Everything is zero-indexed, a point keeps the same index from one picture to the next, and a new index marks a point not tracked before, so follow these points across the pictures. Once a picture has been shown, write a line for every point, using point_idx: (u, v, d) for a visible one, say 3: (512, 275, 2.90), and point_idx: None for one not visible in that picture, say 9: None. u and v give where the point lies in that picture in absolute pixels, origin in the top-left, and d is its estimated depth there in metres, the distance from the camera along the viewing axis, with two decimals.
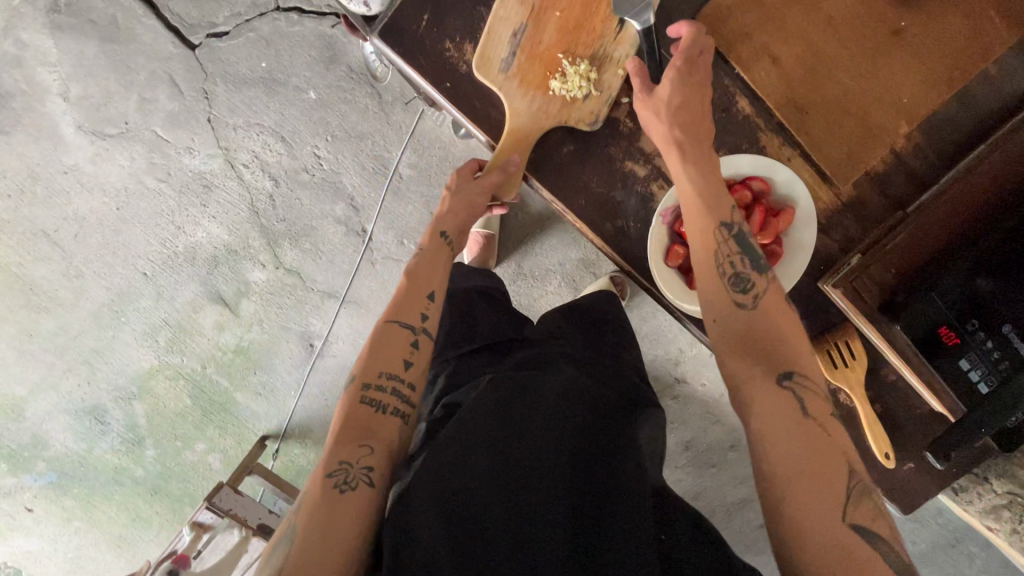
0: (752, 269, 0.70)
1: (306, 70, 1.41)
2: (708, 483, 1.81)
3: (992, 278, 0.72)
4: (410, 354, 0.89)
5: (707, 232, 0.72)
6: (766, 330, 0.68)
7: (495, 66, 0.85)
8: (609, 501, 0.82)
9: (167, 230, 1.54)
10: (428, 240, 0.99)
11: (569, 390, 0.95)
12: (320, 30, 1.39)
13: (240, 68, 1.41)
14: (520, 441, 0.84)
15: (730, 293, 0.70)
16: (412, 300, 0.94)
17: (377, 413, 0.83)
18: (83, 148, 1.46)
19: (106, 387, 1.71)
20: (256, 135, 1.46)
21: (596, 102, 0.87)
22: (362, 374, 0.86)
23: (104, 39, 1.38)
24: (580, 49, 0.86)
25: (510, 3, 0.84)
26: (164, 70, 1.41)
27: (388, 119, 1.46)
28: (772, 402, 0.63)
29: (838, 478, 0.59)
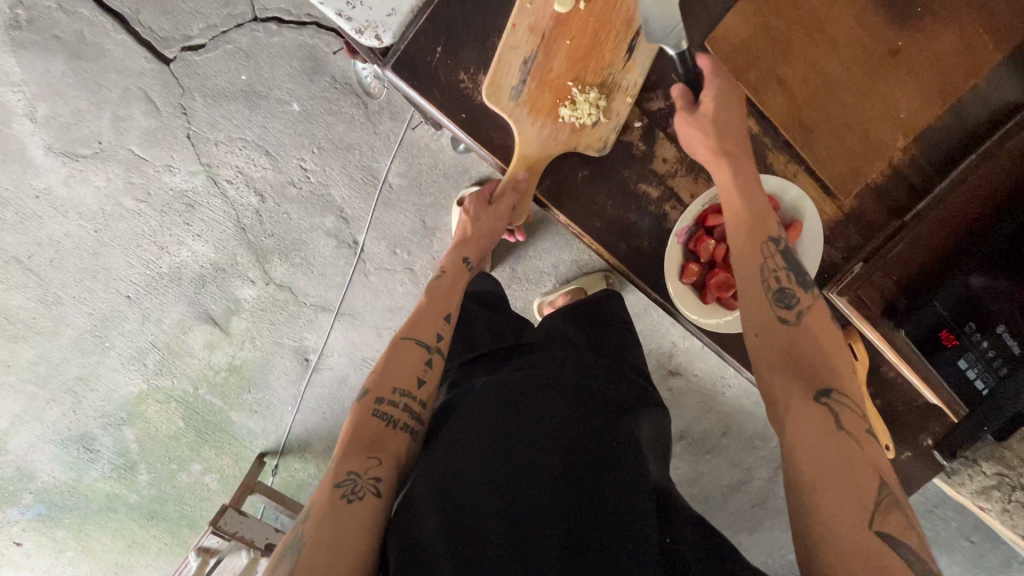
0: (797, 286, 0.73)
1: (288, 80, 1.37)
2: (706, 470, 1.87)
3: (987, 278, 0.77)
4: (423, 372, 0.96)
5: (756, 248, 0.75)
6: (809, 346, 0.69)
7: (506, 94, 0.86)
8: (614, 501, 0.78)
9: (149, 250, 1.49)
10: (452, 264, 1.15)
11: (575, 388, 0.92)
12: (301, 40, 1.35)
13: (219, 81, 1.36)
14: (523, 439, 0.83)
15: (776, 306, 0.72)
16: (428, 322, 1.03)
17: (388, 425, 0.88)
18: (55, 170, 1.40)
19: (94, 413, 1.66)
20: (239, 150, 1.42)
21: (605, 128, 0.89)
22: (376, 388, 0.92)
23: (70, 55, 1.32)
24: (590, 77, 0.88)
25: (520, 31, 0.85)
26: (139, 86, 1.36)
27: (376, 129, 1.42)
28: (806, 414, 0.64)
29: (869, 485, 0.58)
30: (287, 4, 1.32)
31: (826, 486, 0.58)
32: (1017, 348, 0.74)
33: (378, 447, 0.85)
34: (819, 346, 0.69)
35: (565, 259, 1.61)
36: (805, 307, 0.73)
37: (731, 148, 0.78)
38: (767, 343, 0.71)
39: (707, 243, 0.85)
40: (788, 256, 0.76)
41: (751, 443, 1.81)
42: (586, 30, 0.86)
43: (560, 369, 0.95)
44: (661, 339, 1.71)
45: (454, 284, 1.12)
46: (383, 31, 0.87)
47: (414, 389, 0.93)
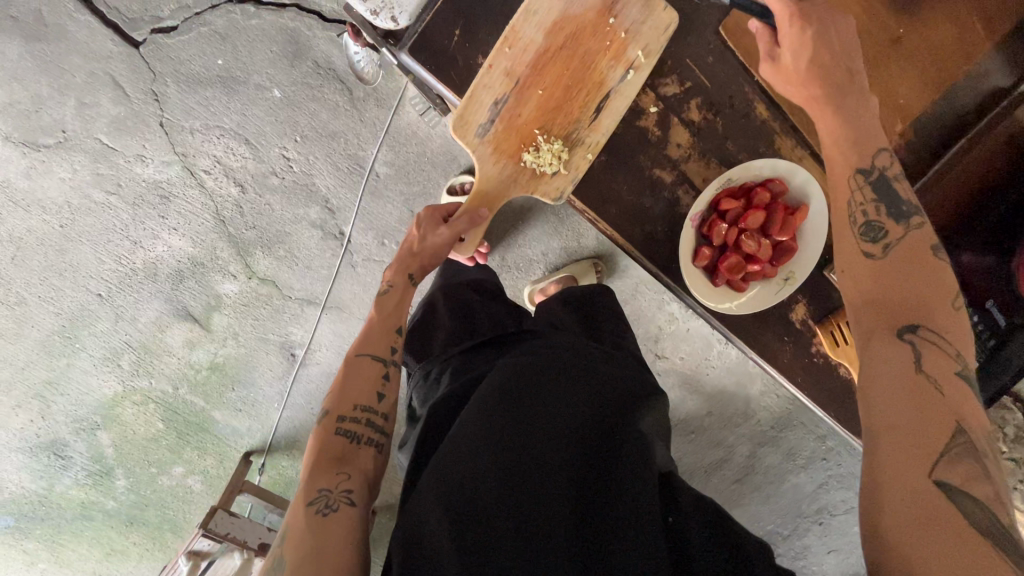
0: (887, 223, 0.67)
1: (266, 64, 1.32)
2: (689, 448, 1.92)
3: (975, 254, 0.88)
4: (382, 386, 0.89)
5: (845, 184, 0.70)
6: (905, 291, 0.61)
7: (472, 129, 0.87)
8: (626, 486, 0.73)
9: (121, 246, 1.42)
10: (394, 277, 0.99)
11: (583, 372, 0.87)
12: (280, 23, 1.29)
13: (195, 65, 1.30)
14: (532, 425, 0.78)
15: (861, 246, 0.67)
16: (381, 335, 0.94)
17: (353, 445, 0.83)
18: (14, 161, 1.32)
19: (65, 418, 1.57)
20: (216, 139, 1.36)
21: (563, 179, 0.91)
22: (336, 408, 0.86)
23: (30, 38, 1.24)
24: (556, 128, 0.89)
25: (496, 73, 0.85)
26: (105, 70, 1.28)
27: (362, 116, 1.38)
28: (885, 352, 0.58)
29: (939, 431, 0.52)
30: None
31: (889, 428, 0.53)
32: (1004, 322, 0.85)
33: (344, 462, 0.80)
34: (916, 288, 0.62)
35: (554, 246, 1.61)
36: (893, 240, 0.66)
37: (830, 80, 0.72)
38: (854, 289, 0.65)
39: (718, 226, 0.88)
40: (878, 186, 0.70)
41: (736, 423, 1.86)
42: (560, 84, 0.87)
43: (564, 354, 0.90)
44: (648, 324, 1.73)
45: (399, 307, 0.98)
46: (399, 11, 0.87)
47: (373, 403, 0.87)
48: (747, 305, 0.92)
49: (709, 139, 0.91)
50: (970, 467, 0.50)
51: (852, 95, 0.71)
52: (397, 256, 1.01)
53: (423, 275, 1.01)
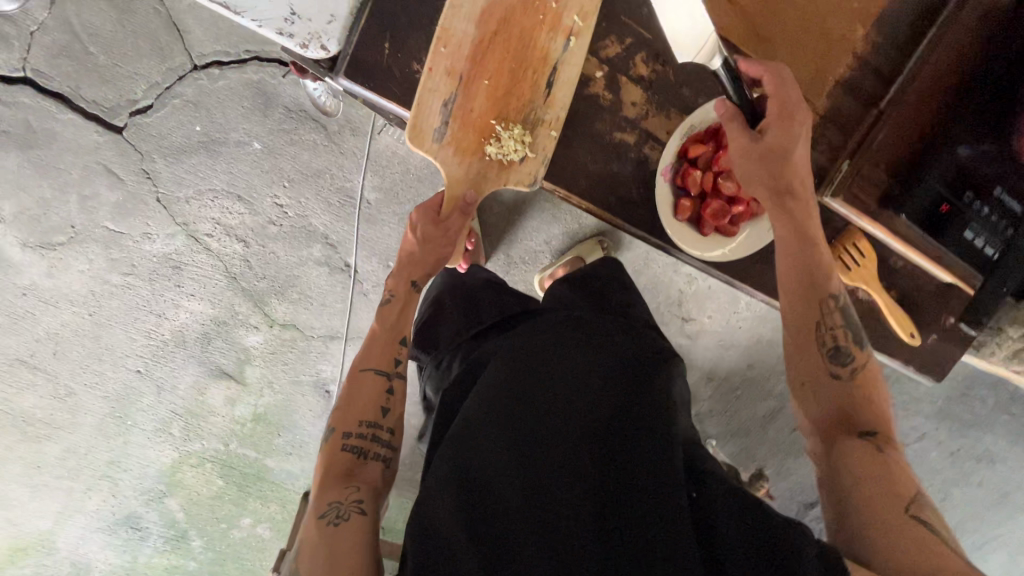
0: (852, 345, 0.81)
1: (242, 121, 1.37)
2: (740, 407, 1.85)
3: (974, 144, 0.83)
4: (386, 400, 0.91)
5: (812, 311, 0.83)
6: (860, 399, 0.78)
7: (428, 136, 0.87)
8: (644, 460, 0.70)
9: (148, 321, 1.49)
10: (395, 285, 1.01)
11: (591, 347, 0.86)
12: (245, 78, 1.34)
13: (175, 137, 1.36)
14: (542, 408, 0.78)
15: (828, 367, 0.81)
16: (383, 348, 0.96)
17: (359, 459, 0.85)
18: (35, 265, 1.40)
19: (134, 492, 1.66)
20: (211, 202, 1.42)
21: (533, 162, 0.90)
22: (340, 423, 0.87)
23: (24, 147, 1.32)
24: (512, 113, 0.89)
25: (438, 74, 0.85)
26: (96, 161, 1.35)
27: (341, 149, 1.41)
28: (852, 448, 0.72)
29: (905, 487, 0.67)
30: (224, 46, 1.32)
31: (863, 491, 0.67)
32: (1018, 208, 0.81)
33: (353, 477, 0.82)
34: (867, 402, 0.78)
35: (556, 232, 1.60)
36: (859, 364, 0.81)
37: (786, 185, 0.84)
38: (813, 405, 0.80)
39: (692, 172, 0.90)
40: (842, 313, 0.84)
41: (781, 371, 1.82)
42: (504, 68, 0.87)
43: (575, 334, 0.89)
44: (667, 290, 1.71)
45: (404, 313, 1.01)
46: (325, 41, 0.86)
47: (377, 418, 0.89)
48: (738, 249, 0.94)
49: (664, 91, 0.91)
50: (934, 514, 0.64)
51: (805, 211, 0.85)
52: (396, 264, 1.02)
53: (424, 280, 1.04)
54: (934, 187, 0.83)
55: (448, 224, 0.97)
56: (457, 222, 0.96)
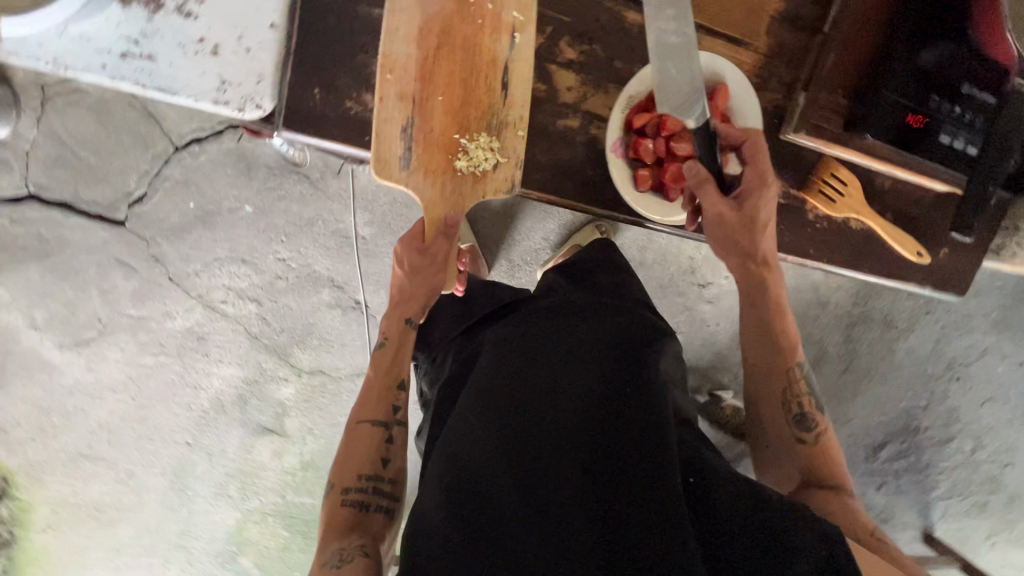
0: (816, 411, 0.89)
1: (230, 188, 1.43)
2: None
3: (932, 48, 0.84)
4: (386, 450, 0.89)
5: (779, 380, 0.90)
6: (826, 460, 0.86)
7: (394, 164, 0.89)
8: (638, 438, 0.69)
9: (186, 394, 1.56)
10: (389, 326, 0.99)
11: (579, 333, 0.84)
12: (225, 147, 1.40)
13: (173, 218, 1.43)
14: (530, 402, 0.75)
15: (795, 434, 0.88)
16: (380, 395, 0.94)
17: (360, 511, 0.84)
18: (75, 363, 1.49)
19: (208, 557, 1.72)
20: (219, 270, 1.48)
21: (505, 168, 0.93)
22: (340, 478, 0.86)
23: (42, 257, 1.41)
24: (473, 124, 0.92)
25: (390, 101, 0.88)
26: (108, 256, 1.43)
27: (327, 194, 1.46)
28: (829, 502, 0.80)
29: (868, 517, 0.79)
30: (199, 123, 1.38)
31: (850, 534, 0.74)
32: (990, 99, 0.84)
33: (357, 528, 0.82)
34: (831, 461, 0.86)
35: (551, 227, 1.61)
36: (822, 429, 0.88)
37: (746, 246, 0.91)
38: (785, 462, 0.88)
39: (642, 142, 0.90)
40: (806, 382, 0.92)
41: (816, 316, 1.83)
42: (454, 81, 0.91)
43: (561, 321, 0.87)
44: (677, 260, 1.68)
45: (399, 355, 0.98)
46: (258, 102, 0.88)
47: (378, 468, 0.88)
48: None
49: (596, 72, 0.97)
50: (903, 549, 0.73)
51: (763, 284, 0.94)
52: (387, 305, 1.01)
53: (419, 318, 1.01)
54: (895, 99, 0.85)
55: (433, 251, 0.96)
56: (442, 246, 0.96)
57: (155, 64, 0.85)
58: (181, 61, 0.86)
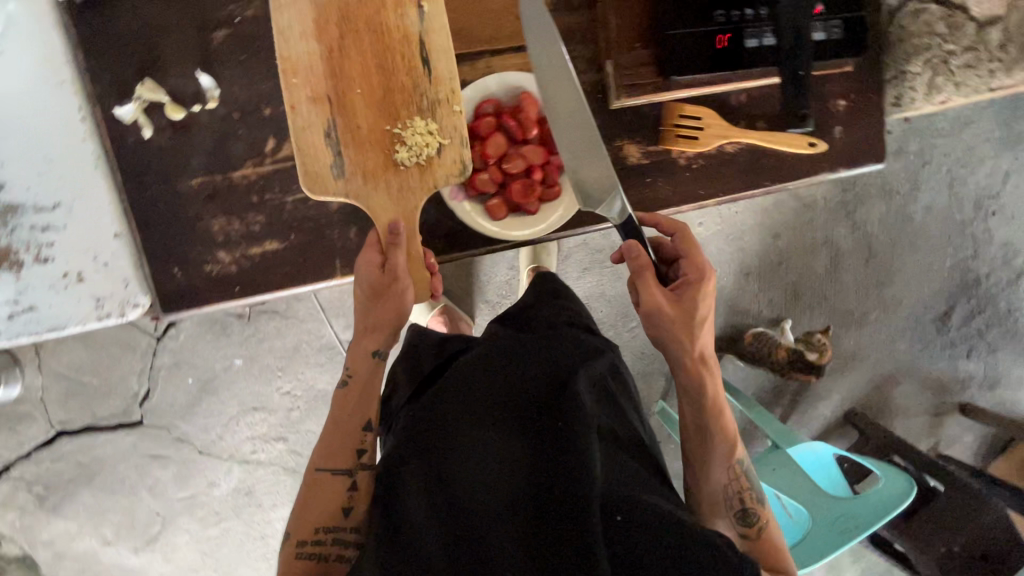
0: (760, 507, 0.87)
1: (218, 351, 1.53)
2: (794, 277, 1.82)
3: None
4: (348, 501, 0.82)
5: (720, 470, 0.88)
6: (771, 551, 0.84)
7: (329, 175, 0.88)
8: (563, 486, 0.69)
9: (257, 548, 1.62)
10: (357, 362, 0.90)
11: (499, 380, 0.84)
12: (197, 319, 1.51)
13: (181, 398, 1.52)
14: (456, 460, 0.74)
15: (735, 525, 0.85)
16: (344, 438, 0.85)
17: (320, 563, 0.79)
18: (154, 560, 1.59)
19: None
20: (238, 425, 1.56)
21: (451, 149, 0.91)
22: (298, 530, 0.81)
23: (88, 480, 1.52)
24: (404, 113, 0.89)
25: (304, 108, 0.87)
26: (141, 455, 1.53)
27: (301, 319, 1.54)
28: None
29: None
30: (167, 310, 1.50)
31: None
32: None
33: None
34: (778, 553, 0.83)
35: (511, 254, 1.60)
36: (764, 522, 0.86)
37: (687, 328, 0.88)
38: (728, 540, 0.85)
39: (478, 174, 0.98)
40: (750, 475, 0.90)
41: (809, 220, 1.80)
42: (371, 72, 0.88)
43: (481, 371, 0.86)
44: None
45: (366, 391, 0.88)
46: (131, 300, 0.88)
47: (339, 520, 0.81)
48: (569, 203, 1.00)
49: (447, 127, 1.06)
50: None
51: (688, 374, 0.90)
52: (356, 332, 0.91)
53: (389, 349, 0.91)
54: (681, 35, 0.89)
55: (388, 267, 0.88)
56: (395, 255, 0.88)
57: (37, 311, 0.87)
58: (57, 297, 0.87)
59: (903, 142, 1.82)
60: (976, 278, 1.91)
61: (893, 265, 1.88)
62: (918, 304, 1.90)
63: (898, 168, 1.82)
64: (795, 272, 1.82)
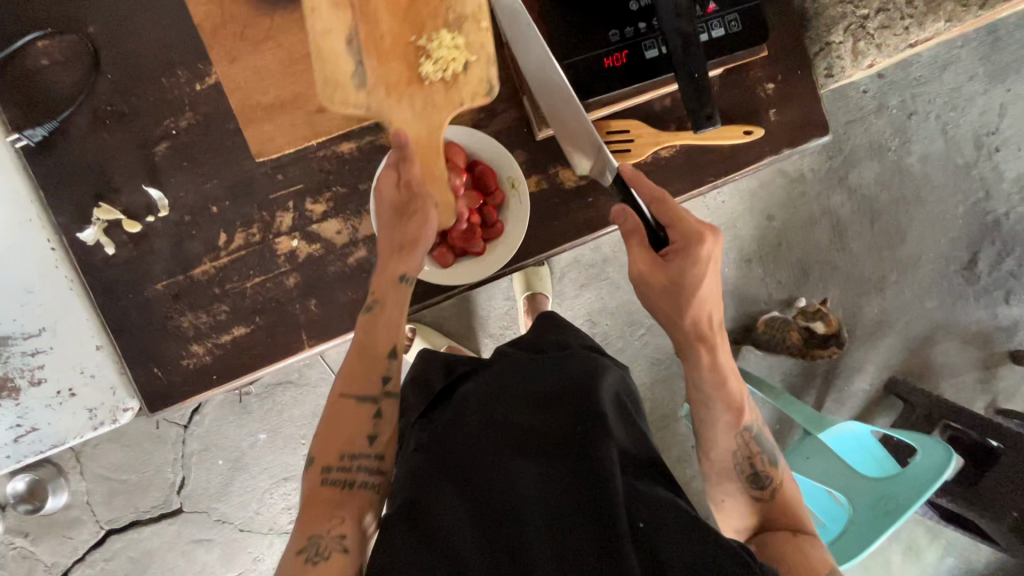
0: (771, 467, 0.71)
1: (243, 429, 1.54)
2: (800, 254, 1.69)
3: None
4: (374, 427, 0.65)
5: (726, 437, 0.71)
6: (787, 512, 0.68)
7: (348, 83, 0.62)
8: (589, 498, 0.56)
9: None
10: (381, 283, 0.68)
11: (514, 376, 0.70)
12: (219, 400, 1.56)
13: (214, 481, 1.54)
14: (472, 476, 0.61)
15: (745, 491, 0.70)
16: (373, 359, 0.67)
17: (345, 492, 0.62)
18: None
19: None
20: (272, 497, 1.56)
21: (482, 65, 0.65)
22: (321, 453, 0.63)
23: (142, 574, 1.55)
24: (432, 21, 0.64)
25: (321, 7, 0.61)
26: (186, 542, 1.55)
27: (316, 383, 1.55)
28: (786, 549, 0.62)
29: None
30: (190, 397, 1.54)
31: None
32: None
33: (340, 504, 0.61)
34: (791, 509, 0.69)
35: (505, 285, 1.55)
36: (776, 482, 0.70)
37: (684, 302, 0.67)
38: (735, 515, 0.70)
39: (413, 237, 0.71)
40: (759, 434, 0.73)
41: (802, 193, 1.68)
42: None
43: (492, 370, 0.73)
44: None
45: (394, 321, 0.68)
46: (122, 406, 0.72)
47: (363, 446, 0.64)
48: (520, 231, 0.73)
49: None
50: None
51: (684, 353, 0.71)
52: (383, 243, 0.67)
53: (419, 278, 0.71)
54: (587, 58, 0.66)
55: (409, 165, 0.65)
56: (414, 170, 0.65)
57: (38, 430, 0.72)
58: (52, 414, 0.72)
59: (882, 98, 1.67)
60: (995, 219, 1.71)
61: (902, 221, 1.70)
62: (937, 257, 1.70)
63: (882, 126, 1.67)
64: (799, 248, 1.69)
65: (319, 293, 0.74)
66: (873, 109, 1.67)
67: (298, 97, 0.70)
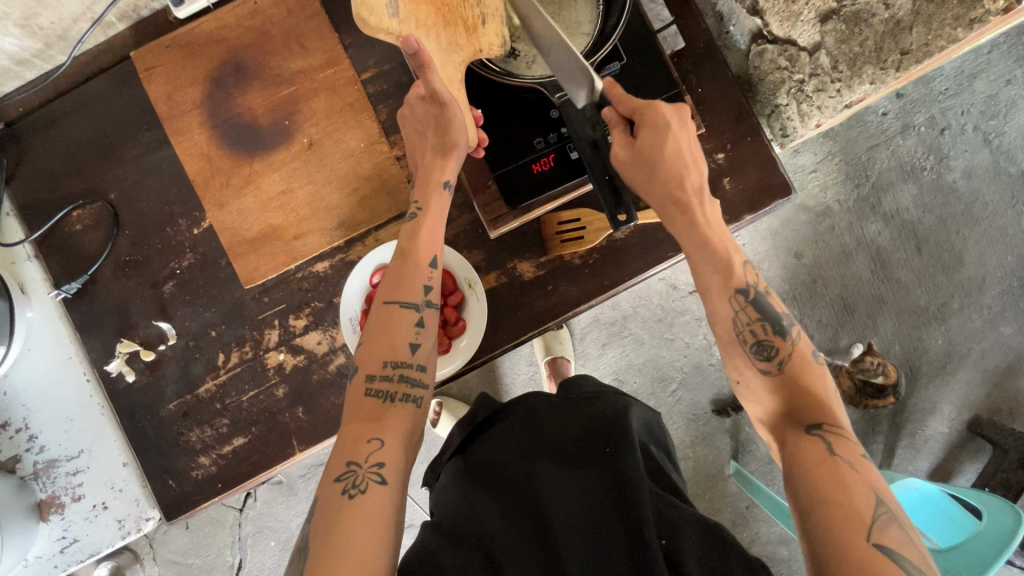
0: (774, 334, 0.60)
1: (290, 510, 1.52)
2: (840, 290, 1.32)
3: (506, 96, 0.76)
4: (416, 335, 0.66)
5: (722, 304, 0.62)
6: (811, 381, 0.58)
7: (383, 13, 0.64)
8: (619, 512, 0.58)
9: None
10: (422, 193, 0.72)
11: (558, 404, 0.74)
12: (271, 482, 1.56)
13: (268, 561, 1.52)
14: (514, 477, 0.64)
15: (753, 363, 0.61)
16: (407, 273, 0.68)
17: (386, 405, 0.62)
18: None
19: None
20: None
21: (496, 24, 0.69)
22: (366, 362, 0.64)
23: None
24: None
25: None
26: None
27: None
28: (801, 445, 0.53)
29: (862, 506, 0.48)
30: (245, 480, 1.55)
31: (813, 503, 0.49)
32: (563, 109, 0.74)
33: (385, 422, 0.61)
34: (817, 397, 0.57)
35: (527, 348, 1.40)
36: (787, 354, 0.60)
37: (660, 171, 0.63)
38: (755, 396, 0.61)
39: None
40: (760, 300, 0.62)
41: (831, 224, 1.33)
42: None
43: (537, 395, 0.77)
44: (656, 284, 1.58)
45: (426, 236, 0.70)
46: (142, 516, 0.83)
47: (406, 356, 0.65)
48: (478, 325, 0.77)
49: None
50: (898, 531, 0.46)
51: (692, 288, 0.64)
52: (425, 155, 0.72)
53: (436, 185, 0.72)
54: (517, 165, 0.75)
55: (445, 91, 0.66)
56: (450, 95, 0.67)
57: (79, 541, 0.85)
58: (90, 526, 0.84)
59: (906, 121, 1.31)
60: None
61: (955, 241, 1.30)
62: (1004, 271, 1.30)
63: (910, 145, 1.30)
64: (837, 284, 1.32)
65: (305, 402, 0.80)
66: (897, 131, 1.31)
67: (274, 229, 0.80)
